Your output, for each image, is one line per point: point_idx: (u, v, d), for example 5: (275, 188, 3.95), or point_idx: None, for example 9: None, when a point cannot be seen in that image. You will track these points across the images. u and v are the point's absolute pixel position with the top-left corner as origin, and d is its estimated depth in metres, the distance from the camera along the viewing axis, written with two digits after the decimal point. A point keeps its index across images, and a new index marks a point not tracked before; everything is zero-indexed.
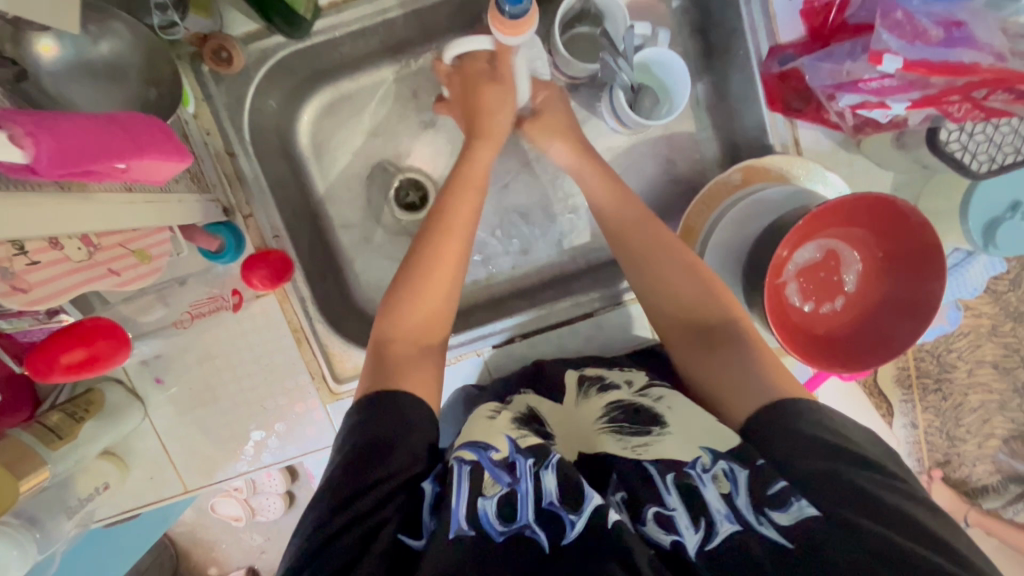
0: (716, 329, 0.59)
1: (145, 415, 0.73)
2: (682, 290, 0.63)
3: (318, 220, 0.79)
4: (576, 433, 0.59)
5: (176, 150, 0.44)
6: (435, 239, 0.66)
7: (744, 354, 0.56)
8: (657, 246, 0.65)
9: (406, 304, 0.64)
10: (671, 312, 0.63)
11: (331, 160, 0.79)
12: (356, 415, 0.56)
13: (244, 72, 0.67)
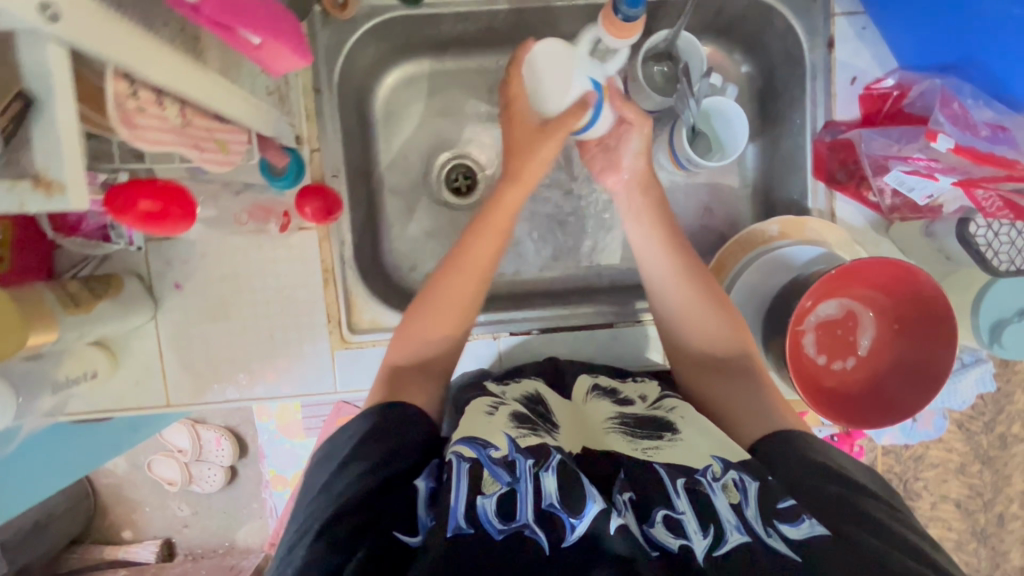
0: (721, 372, 0.67)
1: (154, 316, 0.72)
2: (709, 331, 0.69)
3: (370, 179, 0.81)
4: (586, 430, 0.63)
5: (301, 48, 0.48)
6: (454, 266, 0.70)
7: (749, 397, 0.64)
8: (696, 287, 0.69)
9: (420, 327, 0.69)
10: (687, 346, 0.70)
11: (397, 128, 0.83)
12: (368, 413, 0.61)
13: (352, 21, 0.71)
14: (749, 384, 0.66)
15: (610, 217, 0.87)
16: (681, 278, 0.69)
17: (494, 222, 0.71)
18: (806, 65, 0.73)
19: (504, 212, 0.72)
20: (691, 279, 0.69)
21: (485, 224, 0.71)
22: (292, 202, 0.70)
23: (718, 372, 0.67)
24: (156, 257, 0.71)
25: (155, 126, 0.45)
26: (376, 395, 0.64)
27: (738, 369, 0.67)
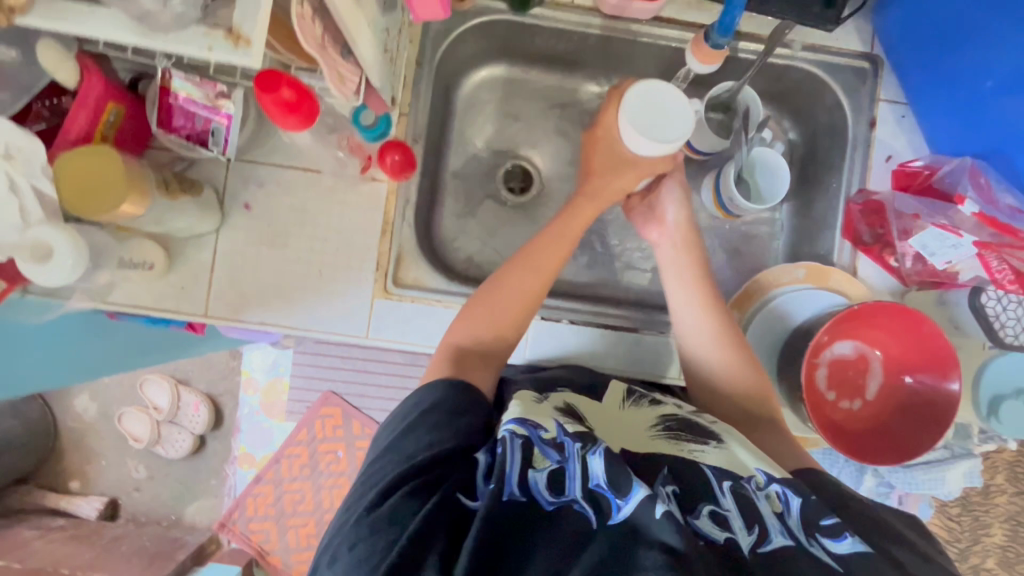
0: (746, 414, 0.71)
1: (217, 229, 0.76)
2: (729, 382, 0.72)
3: (439, 158, 0.88)
4: (624, 429, 0.65)
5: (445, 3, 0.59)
6: (520, 265, 0.73)
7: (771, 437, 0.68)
8: (727, 338, 0.72)
9: (484, 313, 0.71)
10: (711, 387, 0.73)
11: (473, 120, 0.91)
12: (434, 386, 0.63)
13: (464, 15, 0.81)
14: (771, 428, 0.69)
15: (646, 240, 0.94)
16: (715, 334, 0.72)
17: (557, 244, 0.75)
18: (849, 138, 0.82)
19: (564, 239, 0.76)
20: (724, 332, 0.73)
21: (550, 245, 0.75)
22: (370, 153, 0.76)
23: (739, 415, 0.71)
24: (236, 177, 0.76)
25: (307, 39, 0.53)
26: (440, 372, 0.66)
27: (761, 413, 0.70)
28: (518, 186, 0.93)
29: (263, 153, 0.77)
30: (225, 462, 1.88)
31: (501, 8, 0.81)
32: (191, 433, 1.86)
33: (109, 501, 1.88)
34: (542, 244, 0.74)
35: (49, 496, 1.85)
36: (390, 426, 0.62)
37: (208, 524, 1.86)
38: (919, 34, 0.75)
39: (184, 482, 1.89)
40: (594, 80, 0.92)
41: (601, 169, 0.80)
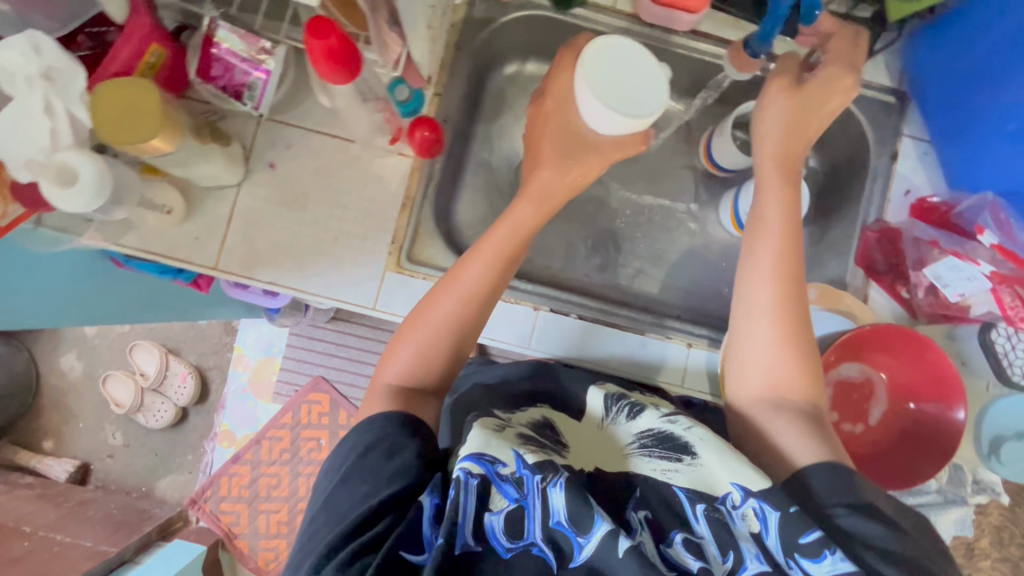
0: (774, 395, 0.65)
1: (239, 184, 0.76)
2: (767, 356, 0.66)
3: (466, 144, 0.89)
4: (597, 452, 0.61)
5: None
6: (448, 291, 0.69)
7: (788, 423, 0.62)
8: (791, 311, 0.67)
9: (417, 343, 0.68)
10: (748, 356, 0.67)
11: (501, 112, 0.93)
12: (368, 422, 0.62)
13: (506, 7, 0.82)
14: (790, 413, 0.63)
15: (659, 249, 0.94)
16: (778, 300, 0.67)
17: (489, 271, 0.69)
18: (869, 168, 0.83)
19: (513, 246, 0.71)
20: (792, 304, 0.67)
21: (478, 269, 0.69)
22: (398, 127, 0.76)
23: (766, 395, 0.65)
24: (265, 135, 0.77)
25: None
26: (383, 404, 0.64)
27: (787, 395, 0.64)
28: None
29: (295, 114, 0.77)
30: (205, 438, 1.85)
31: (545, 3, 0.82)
32: (174, 405, 1.82)
33: (82, 465, 1.83)
34: (471, 269, 0.69)
35: (20, 453, 1.81)
36: (334, 470, 0.61)
37: (179, 499, 1.82)
38: (950, 71, 0.77)
39: (160, 454, 1.86)
40: None
41: (549, 161, 0.72)
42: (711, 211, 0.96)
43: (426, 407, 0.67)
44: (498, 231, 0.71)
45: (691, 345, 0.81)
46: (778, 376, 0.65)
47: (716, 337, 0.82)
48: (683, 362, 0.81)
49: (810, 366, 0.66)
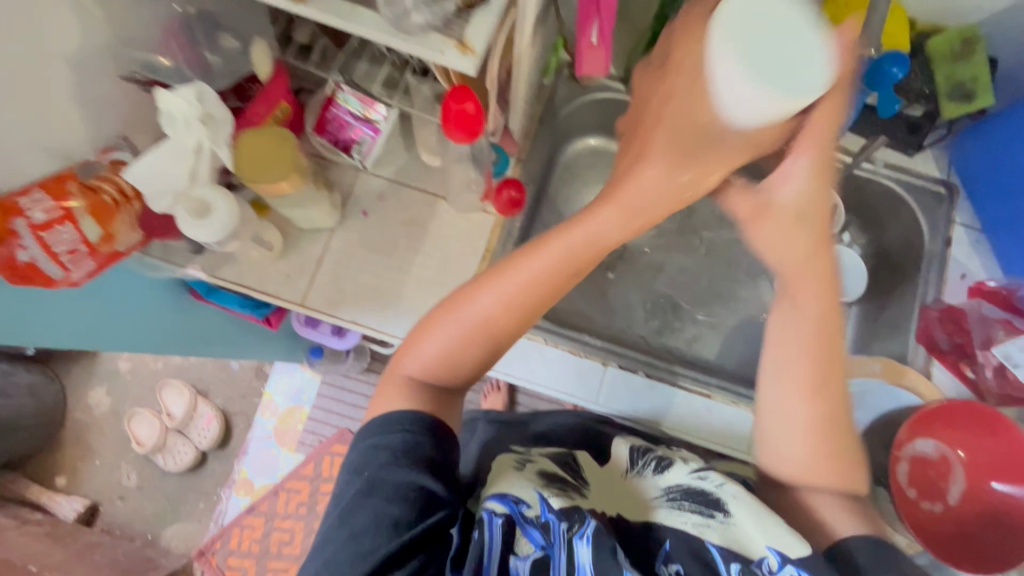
0: (798, 481, 0.58)
1: (335, 227, 0.82)
2: (797, 443, 0.58)
3: (538, 206, 0.95)
4: (620, 499, 0.57)
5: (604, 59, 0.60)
6: (498, 288, 0.58)
7: (824, 515, 0.55)
8: (823, 399, 0.58)
9: (451, 335, 0.58)
10: (771, 437, 0.60)
11: (570, 180, 1.00)
12: (390, 426, 0.54)
13: (586, 88, 0.91)
14: (822, 503, 0.56)
15: (717, 317, 0.97)
16: (803, 389, 0.58)
17: (549, 277, 0.56)
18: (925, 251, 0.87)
19: (577, 261, 0.57)
20: (824, 393, 0.58)
21: (532, 271, 0.57)
22: (487, 185, 0.82)
23: (791, 478, 0.58)
24: (361, 187, 0.83)
25: (493, 72, 0.60)
26: (397, 405, 0.55)
27: (816, 486, 0.57)
28: None
29: (391, 169, 0.84)
30: (220, 485, 1.79)
31: (621, 89, 0.90)
32: (195, 447, 1.79)
33: (91, 505, 1.79)
34: (529, 270, 0.57)
35: (33, 487, 1.77)
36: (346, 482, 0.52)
37: (185, 549, 1.74)
38: (1000, 163, 0.82)
39: (173, 498, 1.80)
40: None
41: (662, 152, 0.53)
42: (766, 283, 0.99)
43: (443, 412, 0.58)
44: (560, 232, 0.57)
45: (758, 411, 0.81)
46: (807, 465, 0.58)
47: None
48: (750, 428, 0.81)
49: (841, 460, 0.58)
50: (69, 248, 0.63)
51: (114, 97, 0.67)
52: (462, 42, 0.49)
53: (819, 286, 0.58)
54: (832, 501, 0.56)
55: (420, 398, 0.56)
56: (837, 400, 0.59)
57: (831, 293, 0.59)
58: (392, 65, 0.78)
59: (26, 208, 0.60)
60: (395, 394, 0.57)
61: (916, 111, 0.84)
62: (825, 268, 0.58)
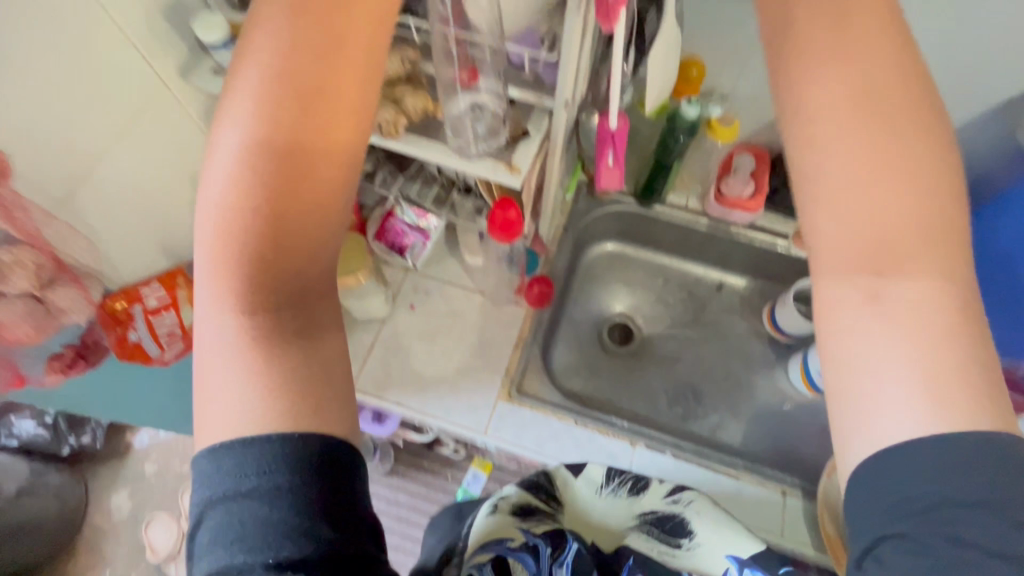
0: (886, 287, 0.36)
1: (386, 318, 0.93)
2: (863, 224, 0.37)
3: (563, 301, 1.07)
4: (585, 521, 0.77)
5: (619, 179, 0.74)
6: (252, 75, 0.39)
7: (918, 329, 0.35)
8: (878, 151, 0.37)
9: (248, 175, 0.38)
10: (840, 201, 0.38)
11: (590, 279, 1.12)
12: (239, 482, 0.34)
13: (602, 202, 1.06)
14: (909, 327, 0.35)
15: (737, 403, 1.02)
16: (834, 160, 0.38)
17: (316, 49, 0.39)
18: None
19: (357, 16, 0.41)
20: (881, 141, 0.37)
21: (302, 38, 0.39)
22: (521, 281, 0.95)
23: (871, 275, 0.37)
24: (410, 284, 0.96)
25: (531, 190, 0.74)
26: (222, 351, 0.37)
27: (899, 281, 0.36)
28: (619, 338, 1.09)
29: (435, 269, 0.98)
30: None
31: (632, 201, 1.05)
32: None
33: None
34: (276, 28, 0.39)
35: None
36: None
37: None
38: None
39: None
40: (696, 266, 1.12)
41: None
42: (781, 372, 1.05)
43: (286, 371, 0.36)
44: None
45: (786, 492, 0.83)
46: (885, 238, 0.37)
47: (811, 488, 0.83)
48: (780, 509, 0.83)
49: (937, 204, 0.37)
50: (167, 331, 0.73)
51: None
52: (510, 163, 0.63)
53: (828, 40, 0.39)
54: (929, 306, 0.35)
55: (274, 408, 0.35)
56: (917, 100, 0.38)
57: (844, 44, 0.39)
58: (442, 185, 0.90)
59: (144, 296, 0.72)
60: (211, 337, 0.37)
61: None
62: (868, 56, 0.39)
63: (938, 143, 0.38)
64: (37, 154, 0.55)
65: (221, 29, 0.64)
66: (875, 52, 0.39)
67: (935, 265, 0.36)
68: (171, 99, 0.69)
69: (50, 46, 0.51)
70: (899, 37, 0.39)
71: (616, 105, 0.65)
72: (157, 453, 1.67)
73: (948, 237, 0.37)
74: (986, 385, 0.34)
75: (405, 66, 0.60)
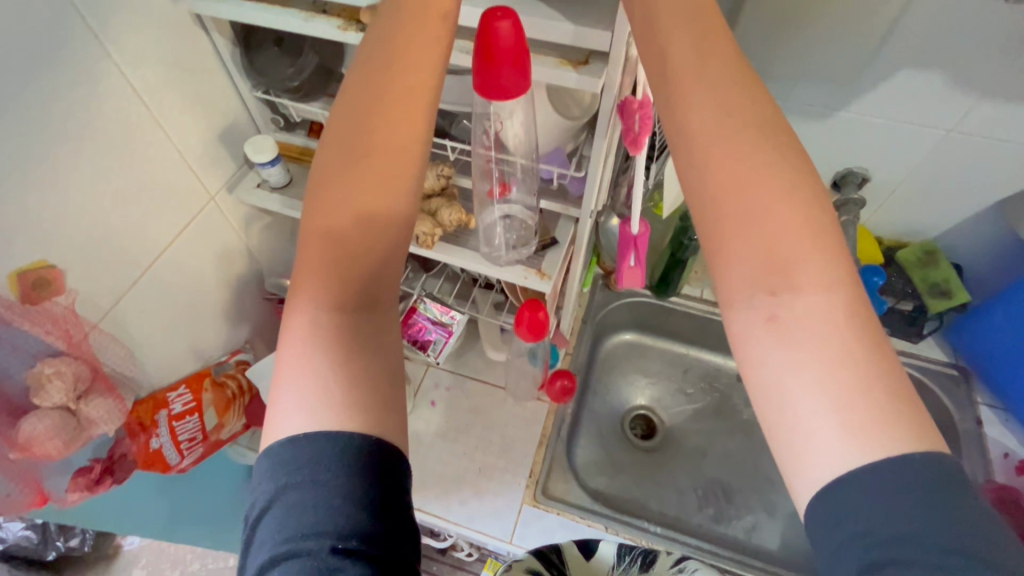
0: (784, 306, 0.33)
1: (408, 415, 0.92)
2: (746, 245, 0.34)
3: (585, 395, 1.05)
4: None
5: (641, 279, 0.77)
6: (348, 100, 0.41)
7: (822, 347, 0.31)
8: (745, 174, 0.35)
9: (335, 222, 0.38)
10: (723, 230, 0.35)
11: (609, 370, 1.12)
12: (316, 470, 0.31)
13: (618, 294, 1.08)
14: (817, 344, 0.31)
15: (772, 503, 0.97)
16: (711, 187, 0.36)
17: (401, 73, 0.40)
18: (960, 431, 0.92)
19: (438, 37, 0.41)
20: (744, 161, 0.36)
21: (393, 65, 0.40)
22: (544, 376, 0.92)
23: (767, 295, 0.33)
24: (431, 379, 0.97)
25: (555, 292, 0.76)
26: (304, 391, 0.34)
27: (796, 297, 0.33)
28: (642, 432, 1.07)
29: (456, 364, 0.98)
30: None
31: (648, 293, 1.07)
32: None
33: None
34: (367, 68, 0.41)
35: None
36: None
37: None
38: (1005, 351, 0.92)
39: None
40: (715, 356, 1.12)
41: None
42: None
43: (362, 370, 0.35)
44: (395, 27, 0.41)
45: None
46: (769, 255, 0.34)
47: None
48: None
49: (808, 206, 0.34)
50: (188, 437, 0.72)
51: (252, 307, 0.86)
52: (540, 270, 0.66)
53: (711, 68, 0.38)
54: (826, 318, 0.32)
55: (348, 403, 0.33)
56: (762, 111, 0.37)
57: (679, 84, 0.38)
58: (464, 283, 0.96)
59: (169, 401, 0.71)
60: (292, 330, 0.36)
61: (907, 306, 0.95)
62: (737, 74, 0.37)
63: (790, 153, 0.36)
64: (90, 269, 0.57)
65: (269, 150, 0.69)
66: (706, 80, 0.37)
67: (823, 271, 0.33)
68: (216, 211, 0.73)
69: (103, 167, 0.56)
70: (736, 60, 0.38)
71: (638, 212, 0.69)
72: (149, 558, 1.44)
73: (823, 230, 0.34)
74: (896, 394, 0.31)
75: (440, 181, 0.64)
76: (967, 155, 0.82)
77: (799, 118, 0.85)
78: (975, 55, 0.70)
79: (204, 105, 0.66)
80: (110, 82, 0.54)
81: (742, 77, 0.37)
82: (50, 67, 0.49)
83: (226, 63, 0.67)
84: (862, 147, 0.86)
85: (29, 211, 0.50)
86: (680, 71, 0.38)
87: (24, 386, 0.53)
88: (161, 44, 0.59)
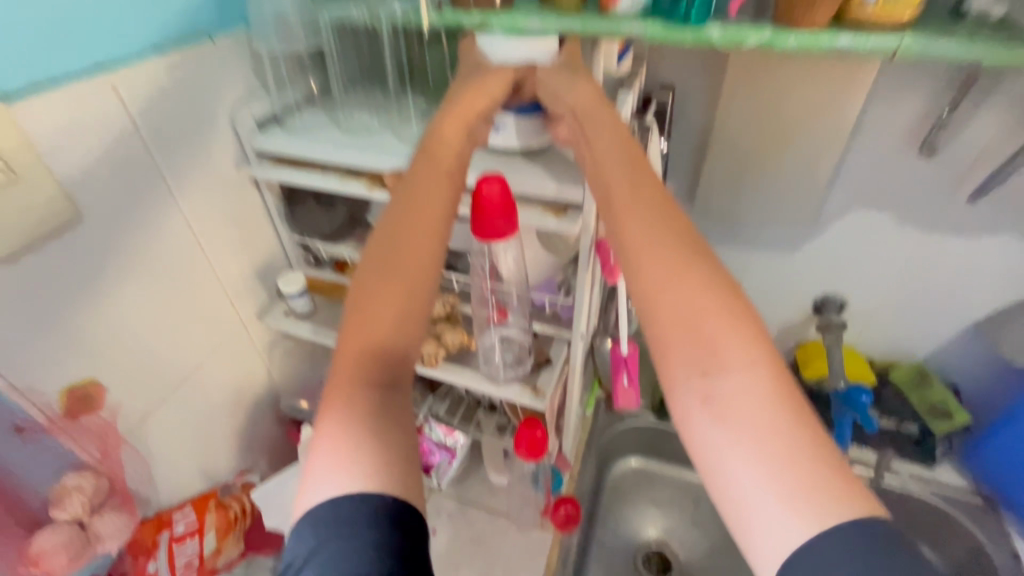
0: (715, 386, 0.37)
1: None
2: (675, 335, 0.39)
3: (592, 525, 1.01)
4: None
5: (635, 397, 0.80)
6: (382, 230, 0.49)
7: (747, 422, 0.35)
8: (677, 273, 0.41)
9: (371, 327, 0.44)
10: (660, 322, 0.40)
11: (617, 498, 1.09)
12: (355, 523, 0.34)
13: (621, 416, 1.10)
14: (743, 417, 0.35)
15: None
16: (641, 289, 0.42)
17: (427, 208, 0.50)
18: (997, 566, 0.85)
19: (439, 172, 0.52)
20: (669, 262, 0.42)
21: (402, 198, 0.50)
22: (546, 502, 0.91)
23: (700, 376, 0.37)
24: (433, 505, 0.96)
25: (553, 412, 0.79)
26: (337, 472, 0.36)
27: (724, 376, 0.37)
28: (656, 570, 1.01)
29: (460, 490, 0.98)
30: None
31: (649, 416, 1.09)
32: None
33: None
34: (398, 206, 0.50)
35: None
36: None
37: None
38: None
39: None
40: None
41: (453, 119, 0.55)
42: None
43: (386, 439, 0.39)
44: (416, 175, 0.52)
45: None
46: (700, 342, 0.38)
47: None
48: None
49: (729, 298, 0.40)
50: (185, 561, 0.72)
51: (264, 427, 0.90)
52: (535, 388, 0.71)
53: (639, 193, 0.46)
54: (753, 396, 0.35)
55: (370, 467, 0.36)
56: (681, 225, 0.44)
57: (616, 208, 0.46)
58: (468, 405, 0.99)
59: (174, 521, 0.72)
60: (330, 417, 0.40)
61: (911, 428, 0.95)
62: (658, 198, 0.46)
63: (708, 256, 0.42)
64: (127, 388, 0.63)
65: (298, 283, 0.79)
66: (631, 204, 0.45)
67: (747, 351, 0.37)
68: (244, 337, 0.82)
69: (160, 297, 0.66)
70: (660, 189, 0.46)
71: (624, 333, 0.75)
72: None
73: (744, 317, 0.39)
74: (824, 459, 0.33)
75: (445, 308, 0.72)
76: (930, 282, 0.89)
77: (769, 252, 0.95)
78: (910, 198, 0.80)
79: (248, 249, 0.79)
80: (176, 230, 0.66)
81: (658, 199, 0.46)
82: (130, 220, 0.60)
83: (271, 215, 0.81)
84: (832, 276, 0.94)
85: (89, 334, 0.58)
86: (612, 201, 0.47)
87: (46, 497, 0.56)
88: (222, 202, 0.72)
